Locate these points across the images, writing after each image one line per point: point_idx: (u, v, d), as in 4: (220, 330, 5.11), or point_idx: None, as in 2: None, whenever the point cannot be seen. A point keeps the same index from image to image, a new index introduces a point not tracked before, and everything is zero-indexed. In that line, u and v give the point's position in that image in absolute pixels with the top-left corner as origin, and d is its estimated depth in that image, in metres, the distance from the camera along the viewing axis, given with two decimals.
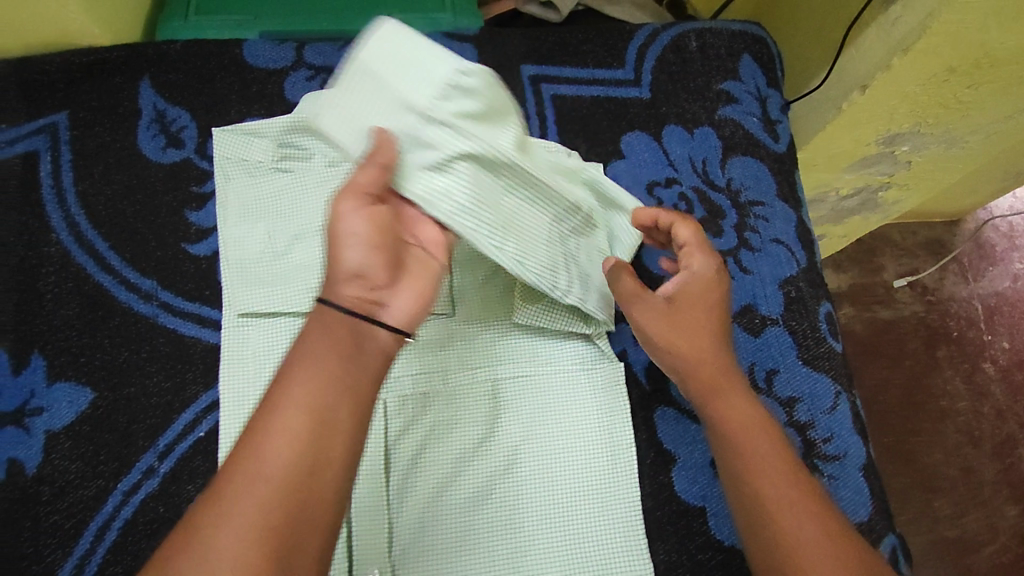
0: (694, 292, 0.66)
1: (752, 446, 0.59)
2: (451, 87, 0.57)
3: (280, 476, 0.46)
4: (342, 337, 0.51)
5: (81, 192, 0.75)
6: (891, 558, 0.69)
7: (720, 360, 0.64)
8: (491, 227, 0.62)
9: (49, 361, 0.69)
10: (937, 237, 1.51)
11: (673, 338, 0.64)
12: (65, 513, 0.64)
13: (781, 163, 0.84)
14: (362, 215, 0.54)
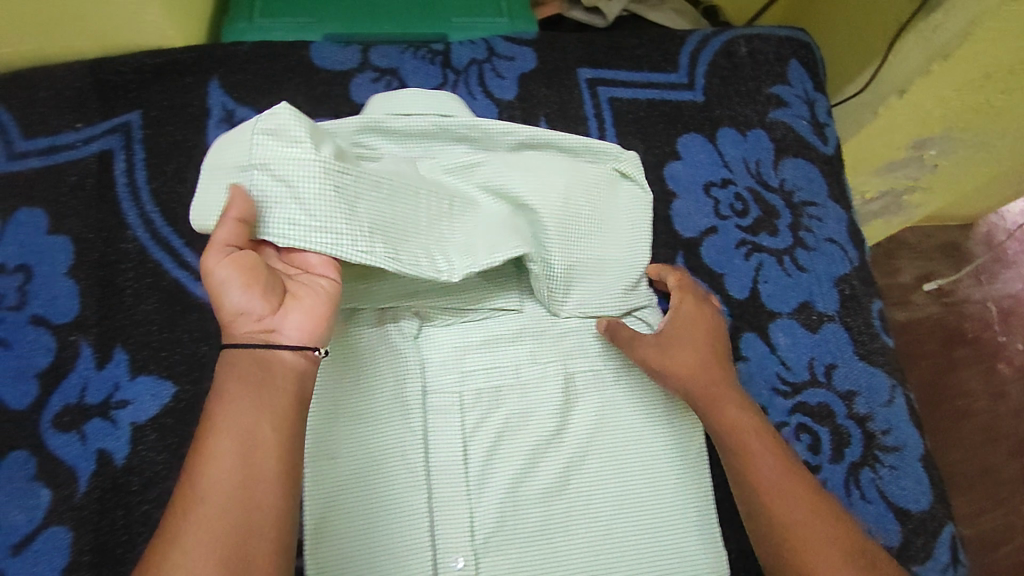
0: (682, 324, 0.72)
1: (756, 453, 0.63)
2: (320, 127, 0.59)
3: (226, 514, 0.47)
4: (256, 371, 0.52)
5: (155, 189, 0.76)
6: (950, 546, 0.72)
7: (717, 377, 0.69)
8: (355, 221, 0.59)
9: (132, 355, 0.70)
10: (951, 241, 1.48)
11: (671, 364, 0.69)
12: (155, 502, 0.66)
13: (830, 164, 0.86)
14: (228, 264, 0.52)
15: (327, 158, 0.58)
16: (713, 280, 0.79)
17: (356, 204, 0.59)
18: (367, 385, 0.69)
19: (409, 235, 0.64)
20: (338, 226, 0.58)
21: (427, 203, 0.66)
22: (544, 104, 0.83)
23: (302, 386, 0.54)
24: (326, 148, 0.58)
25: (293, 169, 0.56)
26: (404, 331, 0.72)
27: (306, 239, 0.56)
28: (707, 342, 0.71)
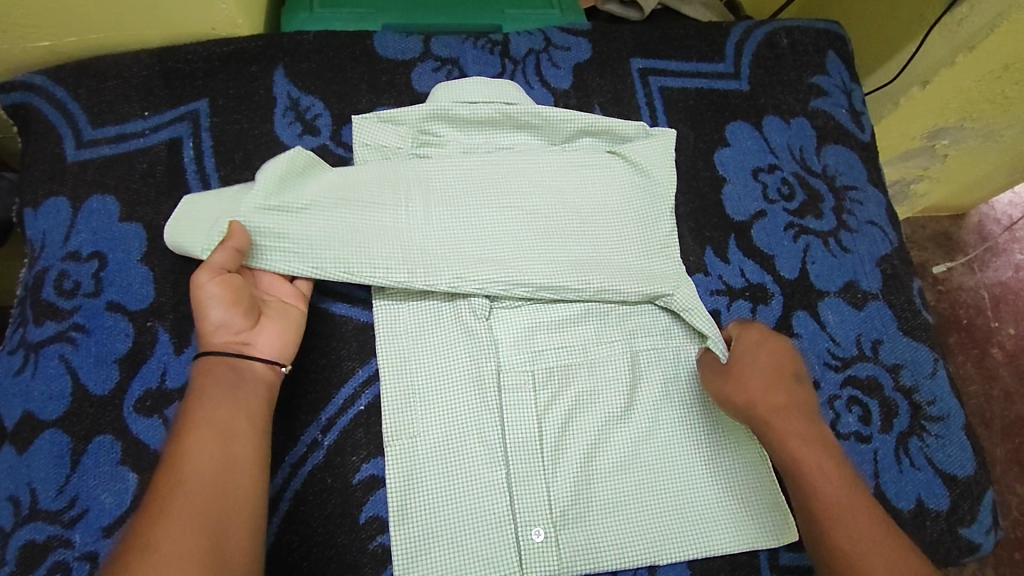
0: (745, 357, 0.69)
1: (821, 475, 0.62)
2: (286, 176, 0.72)
3: (210, 483, 0.56)
4: (217, 377, 0.62)
5: (223, 177, 0.78)
6: (992, 511, 0.76)
7: (783, 403, 0.65)
8: (310, 247, 0.70)
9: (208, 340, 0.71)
10: (942, 230, 1.39)
11: (735, 397, 0.67)
12: None
13: (867, 151, 0.92)
14: (216, 282, 0.64)
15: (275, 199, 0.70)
16: (765, 261, 0.82)
17: (275, 234, 0.69)
18: (444, 365, 0.72)
19: (372, 252, 0.70)
20: (285, 253, 0.69)
21: (396, 222, 0.72)
22: (599, 93, 0.87)
23: (267, 393, 0.65)
24: (282, 190, 0.71)
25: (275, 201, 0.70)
26: (475, 312, 0.73)
27: (278, 263, 0.69)
28: (773, 369, 0.67)
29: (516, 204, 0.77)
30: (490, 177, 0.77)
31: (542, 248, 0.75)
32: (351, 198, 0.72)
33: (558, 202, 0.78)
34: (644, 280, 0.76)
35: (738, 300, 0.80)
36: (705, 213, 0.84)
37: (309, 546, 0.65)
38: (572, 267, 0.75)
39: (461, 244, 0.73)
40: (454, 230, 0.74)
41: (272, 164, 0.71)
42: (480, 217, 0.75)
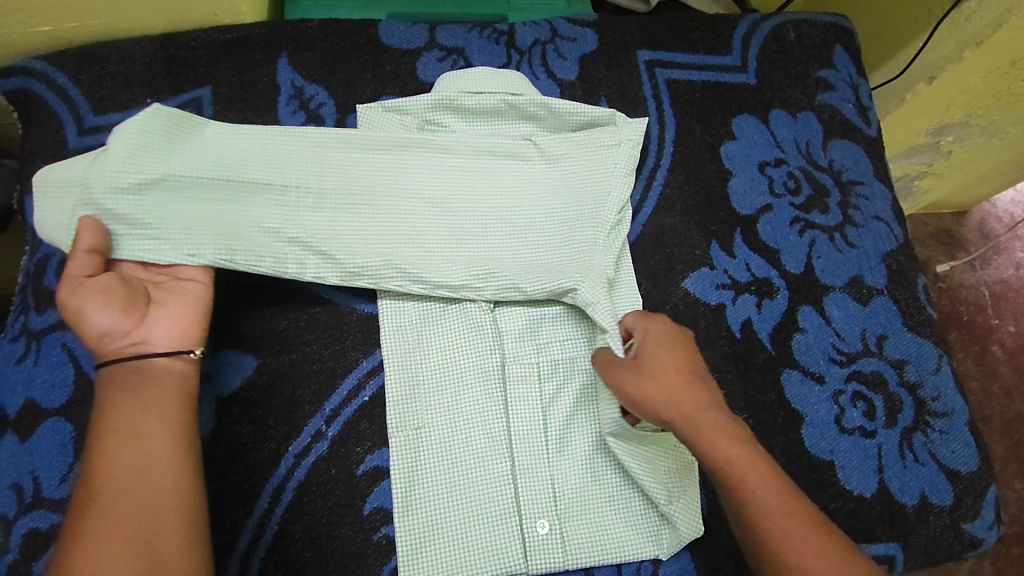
0: (655, 352, 0.65)
1: (753, 477, 0.58)
2: (144, 149, 0.64)
3: (130, 492, 0.54)
4: (125, 381, 0.59)
5: None
6: (995, 506, 0.76)
7: (700, 395, 0.62)
8: (185, 233, 0.66)
9: (211, 330, 0.71)
10: (945, 227, 1.37)
11: (652, 393, 0.62)
12: (242, 474, 0.66)
13: (874, 146, 0.91)
14: (81, 290, 0.59)
15: (136, 178, 0.64)
16: (770, 255, 0.82)
17: (139, 220, 0.64)
18: (450, 356, 0.71)
19: (257, 239, 0.68)
20: (158, 241, 0.65)
21: (284, 205, 0.69)
22: (605, 85, 0.86)
23: (184, 382, 0.61)
24: (142, 167, 0.64)
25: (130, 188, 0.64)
26: (481, 305, 0.74)
27: (149, 251, 0.64)
28: (681, 363, 0.64)
29: (515, 195, 0.76)
30: (423, 159, 0.74)
31: (449, 241, 0.73)
32: (227, 174, 0.67)
33: (558, 202, 0.76)
34: (547, 276, 0.73)
35: (744, 295, 0.80)
36: (711, 207, 0.83)
37: (313, 537, 0.65)
38: (476, 263, 0.73)
39: (362, 233, 0.71)
40: (352, 215, 0.71)
41: (119, 137, 0.64)
42: (387, 203, 0.72)
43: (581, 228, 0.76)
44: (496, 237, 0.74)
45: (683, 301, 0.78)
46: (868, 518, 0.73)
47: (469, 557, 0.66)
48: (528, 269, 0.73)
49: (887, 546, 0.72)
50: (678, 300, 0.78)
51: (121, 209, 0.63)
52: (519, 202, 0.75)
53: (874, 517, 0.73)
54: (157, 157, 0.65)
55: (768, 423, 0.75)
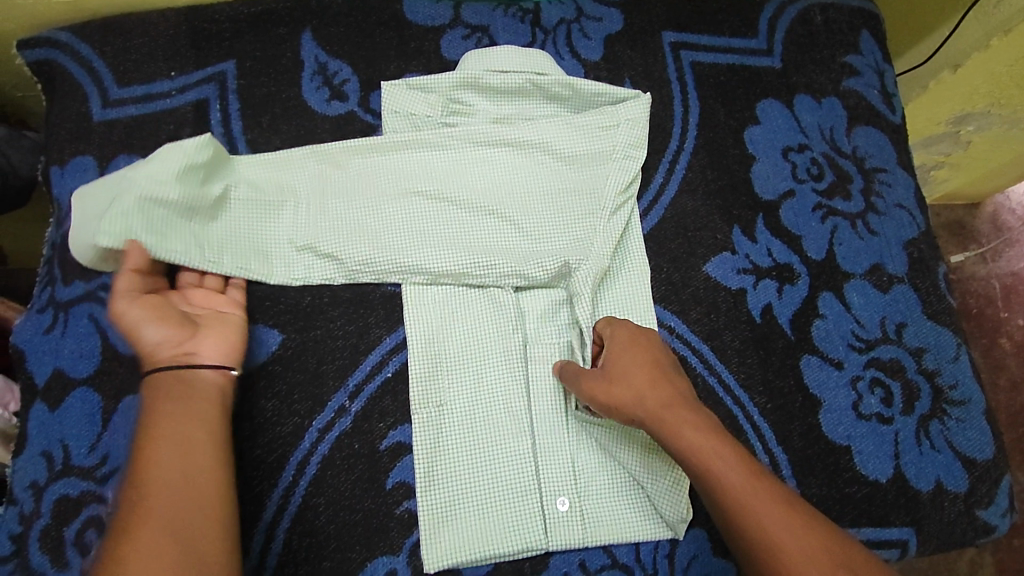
0: (621, 357, 0.65)
1: (720, 459, 0.58)
2: (185, 169, 0.69)
3: (171, 491, 0.56)
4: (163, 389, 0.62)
5: (251, 140, 0.78)
6: (1009, 494, 0.76)
7: (667, 391, 0.63)
8: (202, 242, 0.70)
9: (237, 305, 0.71)
10: (957, 219, 1.32)
11: (619, 395, 0.63)
12: (266, 447, 0.67)
13: (898, 133, 0.90)
14: (136, 305, 0.64)
15: (168, 191, 0.68)
16: (792, 240, 0.82)
17: (157, 228, 0.67)
18: (471, 336, 0.72)
19: (271, 249, 0.73)
20: (172, 246, 0.68)
21: (297, 221, 0.74)
22: (629, 66, 0.86)
23: (223, 397, 0.64)
24: (169, 176, 0.68)
25: (155, 189, 0.68)
26: (504, 287, 0.73)
27: (162, 255, 0.67)
28: (650, 364, 0.64)
29: (532, 182, 0.77)
30: (420, 164, 0.77)
31: (447, 233, 0.74)
32: (249, 196, 0.74)
33: (562, 189, 0.77)
34: (547, 260, 0.73)
35: (765, 280, 0.80)
36: (734, 191, 0.83)
37: (336, 510, 0.66)
38: (477, 252, 0.73)
39: (361, 234, 0.73)
40: (355, 218, 0.74)
41: (163, 154, 0.69)
42: (384, 206, 0.75)
43: (588, 212, 0.76)
44: (492, 228, 0.75)
45: (704, 285, 0.79)
46: (883, 503, 0.73)
47: (489, 533, 0.67)
48: (539, 256, 0.74)
49: (901, 531, 0.73)
50: (699, 284, 0.79)
51: (142, 215, 0.67)
52: (524, 193, 0.76)
53: (889, 501, 0.73)
54: (194, 177, 0.70)
55: (787, 407, 0.75)
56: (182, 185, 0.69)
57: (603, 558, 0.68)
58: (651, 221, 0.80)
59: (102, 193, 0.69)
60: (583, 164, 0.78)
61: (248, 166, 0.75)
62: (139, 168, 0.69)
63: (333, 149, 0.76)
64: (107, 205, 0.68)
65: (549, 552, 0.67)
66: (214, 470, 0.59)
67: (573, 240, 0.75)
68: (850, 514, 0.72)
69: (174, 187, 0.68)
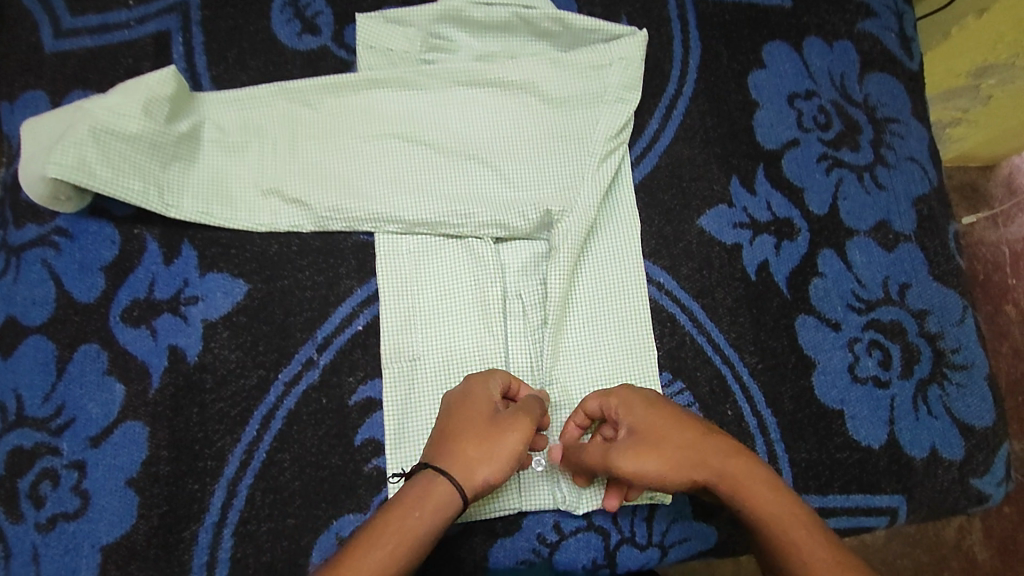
0: (647, 423, 0.60)
1: (781, 515, 0.55)
2: (150, 101, 0.65)
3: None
4: (424, 495, 0.56)
5: (215, 76, 0.72)
6: (1007, 464, 0.73)
7: (730, 457, 0.58)
8: (159, 180, 0.66)
9: (200, 251, 0.67)
10: (970, 181, 1.09)
11: (666, 457, 0.58)
12: (230, 400, 0.64)
13: (915, 81, 0.83)
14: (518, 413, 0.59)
15: (129, 123, 0.64)
16: (793, 193, 0.77)
17: (113, 161, 0.63)
18: (447, 290, 0.68)
19: (234, 193, 0.68)
20: (128, 183, 0.64)
21: (263, 161, 0.69)
22: (627, 3, 0.79)
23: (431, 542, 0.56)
24: (131, 108, 0.64)
25: (113, 121, 0.63)
26: (482, 236, 0.69)
27: (116, 192, 0.64)
28: (688, 427, 0.59)
29: (516, 126, 0.71)
30: (396, 103, 0.71)
31: (423, 178, 0.69)
32: (218, 137, 0.69)
33: (549, 134, 0.71)
34: (528, 208, 0.69)
35: (762, 235, 0.75)
36: (734, 140, 0.78)
37: (303, 466, 0.63)
38: (454, 199, 0.69)
39: (330, 179, 0.69)
40: (325, 163, 0.69)
41: (127, 87, 0.64)
42: (356, 149, 0.70)
43: (575, 160, 0.71)
44: (473, 174, 0.70)
45: (697, 240, 0.74)
46: (874, 470, 0.70)
47: None
48: (520, 205, 0.69)
49: (891, 498, 0.70)
50: (692, 239, 0.74)
51: (97, 146, 0.63)
52: (507, 138, 0.71)
53: (880, 468, 0.70)
54: (159, 110, 0.65)
55: (779, 368, 0.72)
56: (146, 117, 0.64)
57: (579, 520, 0.66)
58: (643, 171, 0.75)
59: (58, 122, 0.64)
60: (573, 108, 0.72)
61: (217, 102, 0.69)
62: (100, 97, 0.64)
63: (302, 87, 0.71)
64: (62, 133, 0.63)
65: (522, 513, 0.65)
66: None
67: (558, 187, 0.70)
68: (839, 480, 0.70)
69: (137, 120, 0.64)
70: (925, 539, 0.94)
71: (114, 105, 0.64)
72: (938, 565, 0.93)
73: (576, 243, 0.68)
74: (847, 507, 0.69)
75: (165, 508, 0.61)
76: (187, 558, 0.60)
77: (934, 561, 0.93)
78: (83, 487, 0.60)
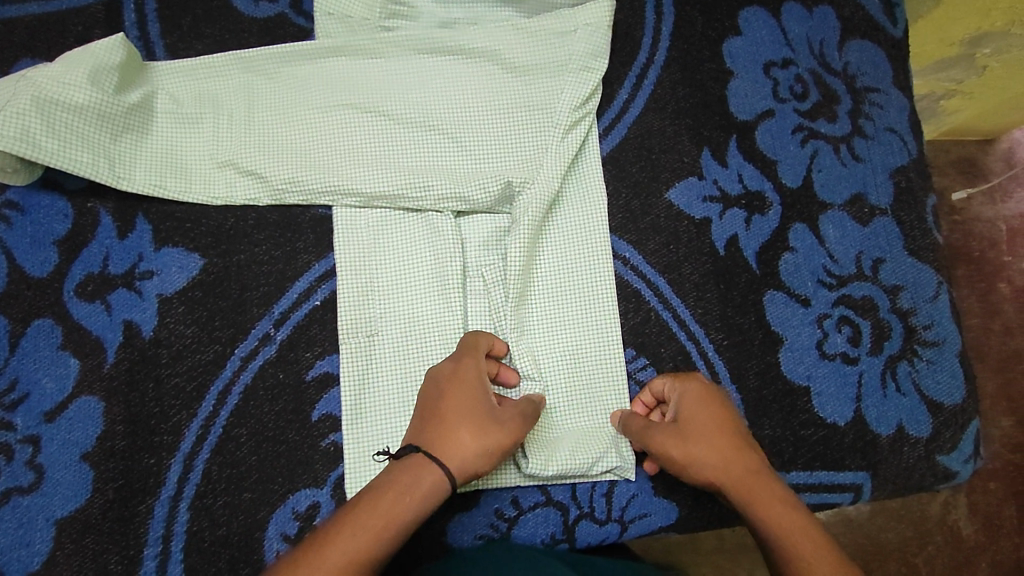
0: (698, 407, 0.62)
1: (800, 538, 0.53)
2: (96, 71, 0.63)
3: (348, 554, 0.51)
4: (415, 481, 0.55)
5: (169, 45, 0.70)
6: (975, 440, 0.72)
7: (756, 460, 0.60)
8: (110, 152, 0.64)
9: (154, 225, 0.66)
10: (969, 155, 1.02)
11: (698, 451, 0.60)
12: (185, 375, 0.64)
13: (898, 48, 0.80)
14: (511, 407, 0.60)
15: (75, 93, 0.62)
16: (766, 166, 0.75)
17: (59, 132, 0.62)
18: (406, 264, 0.67)
19: (188, 165, 0.66)
20: (76, 155, 0.63)
21: (217, 132, 0.67)
22: None
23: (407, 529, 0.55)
24: (78, 78, 0.62)
25: (58, 91, 0.62)
26: (442, 210, 0.68)
27: (65, 164, 0.62)
28: (733, 423, 0.62)
29: (478, 96, 0.70)
30: (355, 73, 0.69)
31: (382, 150, 0.68)
32: (171, 107, 0.67)
33: (512, 105, 0.69)
34: (488, 181, 0.67)
35: (732, 209, 0.73)
36: (706, 110, 0.75)
37: (259, 441, 0.63)
38: (412, 173, 0.67)
39: (286, 151, 0.67)
40: (281, 135, 0.67)
41: (73, 57, 0.63)
42: (314, 120, 0.68)
43: (539, 131, 0.69)
44: (434, 146, 0.68)
45: (665, 214, 0.72)
46: (839, 447, 0.70)
47: None
48: (481, 178, 0.67)
49: (856, 474, 0.69)
50: (660, 212, 0.72)
51: (41, 116, 0.61)
52: (469, 108, 0.69)
53: (845, 445, 0.70)
54: (107, 79, 0.63)
55: (745, 345, 0.71)
56: (94, 87, 0.63)
57: (538, 496, 0.66)
58: (612, 142, 0.73)
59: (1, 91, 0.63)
60: (537, 78, 0.70)
61: (169, 72, 0.67)
62: (45, 67, 0.63)
63: (258, 55, 0.68)
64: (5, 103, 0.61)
65: (480, 489, 0.65)
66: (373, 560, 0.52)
67: (521, 158, 0.69)
68: (803, 457, 0.69)
69: (84, 90, 0.62)
70: (909, 513, 0.91)
71: (60, 73, 0.62)
72: (922, 539, 0.91)
73: (537, 217, 0.67)
74: (810, 484, 0.69)
75: (121, 482, 0.61)
76: (143, 532, 0.60)
77: (919, 536, 0.91)
78: (37, 461, 0.60)
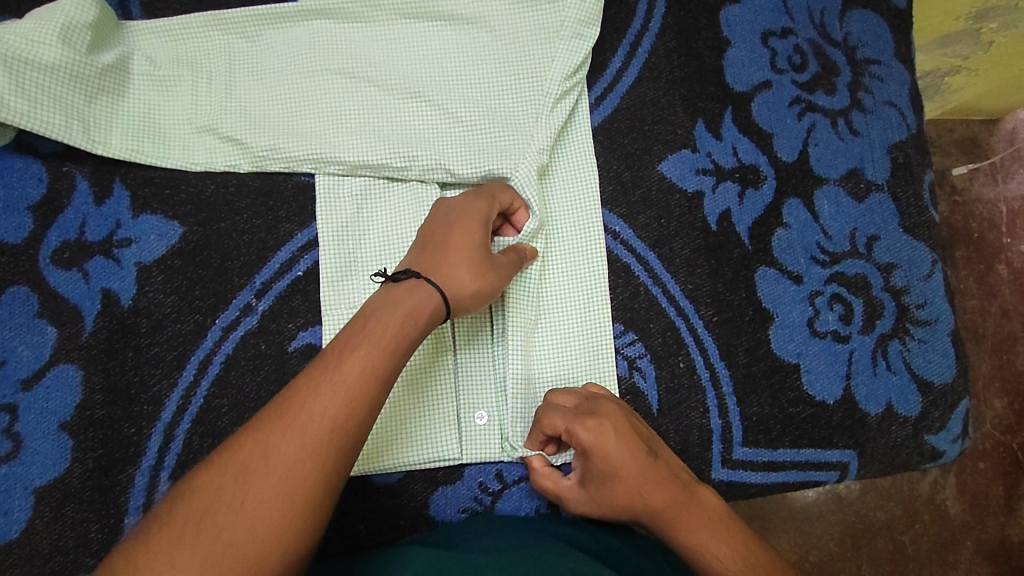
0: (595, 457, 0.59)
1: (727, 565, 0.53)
2: (66, 29, 0.61)
3: (320, 413, 0.47)
4: (418, 302, 0.54)
5: (146, 4, 0.68)
6: (964, 420, 0.71)
7: (666, 486, 0.58)
8: (82, 114, 0.62)
9: (132, 192, 0.64)
10: (972, 135, 1.00)
11: (612, 496, 0.59)
12: (165, 345, 0.62)
13: (901, 19, 0.78)
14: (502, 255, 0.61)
15: (44, 50, 0.60)
16: (761, 139, 0.73)
17: (29, 93, 0.60)
18: (390, 232, 0.65)
19: (166, 129, 0.64)
20: (48, 116, 0.61)
21: (195, 95, 0.65)
22: None
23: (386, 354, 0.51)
24: (49, 34, 0.60)
25: (26, 47, 0.60)
26: (427, 178, 0.66)
27: (36, 126, 0.61)
28: (628, 456, 0.59)
29: (466, 61, 0.68)
30: (339, 37, 0.67)
31: (366, 117, 0.66)
32: (148, 69, 0.65)
33: (502, 74, 0.68)
34: (474, 151, 0.66)
35: (725, 182, 0.72)
36: (701, 80, 0.73)
37: (240, 412, 0.62)
38: (396, 140, 0.65)
39: (266, 117, 0.65)
40: (262, 100, 0.65)
41: (46, 15, 0.61)
42: (297, 85, 0.66)
43: (526, 100, 0.68)
44: (420, 114, 0.66)
45: (656, 186, 0.71)
46: (826, 424, 0.69)
47: (396, 438, 0.63)
48: (465, 148, 0.66)
49: (843, 453, 0.69)
50: (651, 185, 0.71)
51: (9, 73, 0.59)
52: (455, 75, 0.67)
53: (833, 423, 0.69)
54: (79, 38, 0.61)
55: (734, 321, 0.70)
56: (64, 45, 0.61)
57: (522, 470, 0.65)
58: (603, 113, 0.72)
59: None
60: (528, 45, 0.68)
61: (147, 32, 0.65)
62: (13, 23, 0.61)
63: (239, 17, 0.66)
64: None
65: (464, 463, 0.65)
66: (336, 415, 0.47)
67: (509, 128, 0.67)
68: (790, 435, 0.69)
69: (53, 49, 0.60)
70: (898, 491, 0.91)
71: (29, 28, 0.60)
72: (909, 517, 0.91)
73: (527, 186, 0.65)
74: (797, 461, 0.68)
75: (100, 451, 0.60)
76: (123, 501, 0.60)
77: (906, 514, 0.91)
78: (15, 430, 0.60)
